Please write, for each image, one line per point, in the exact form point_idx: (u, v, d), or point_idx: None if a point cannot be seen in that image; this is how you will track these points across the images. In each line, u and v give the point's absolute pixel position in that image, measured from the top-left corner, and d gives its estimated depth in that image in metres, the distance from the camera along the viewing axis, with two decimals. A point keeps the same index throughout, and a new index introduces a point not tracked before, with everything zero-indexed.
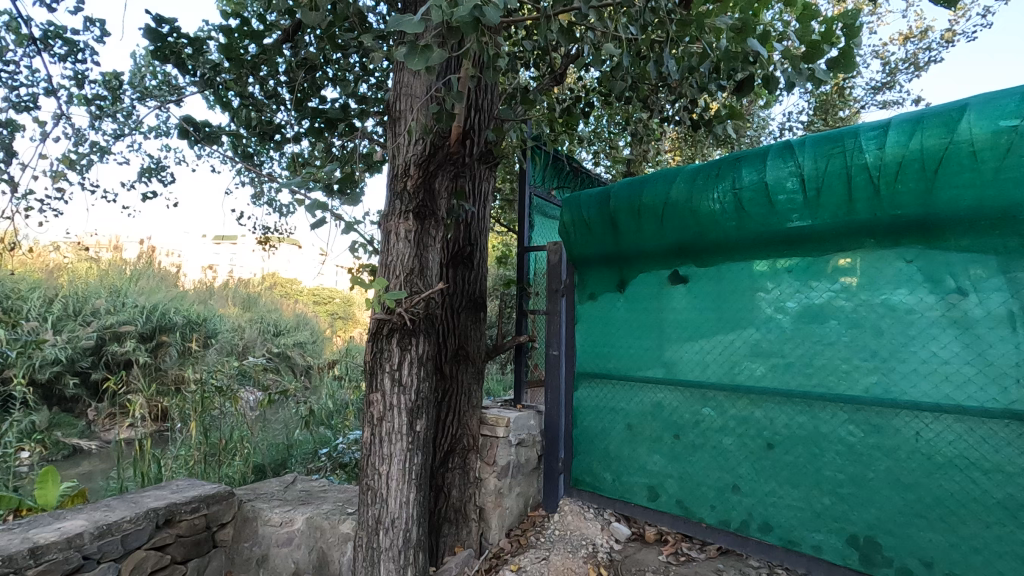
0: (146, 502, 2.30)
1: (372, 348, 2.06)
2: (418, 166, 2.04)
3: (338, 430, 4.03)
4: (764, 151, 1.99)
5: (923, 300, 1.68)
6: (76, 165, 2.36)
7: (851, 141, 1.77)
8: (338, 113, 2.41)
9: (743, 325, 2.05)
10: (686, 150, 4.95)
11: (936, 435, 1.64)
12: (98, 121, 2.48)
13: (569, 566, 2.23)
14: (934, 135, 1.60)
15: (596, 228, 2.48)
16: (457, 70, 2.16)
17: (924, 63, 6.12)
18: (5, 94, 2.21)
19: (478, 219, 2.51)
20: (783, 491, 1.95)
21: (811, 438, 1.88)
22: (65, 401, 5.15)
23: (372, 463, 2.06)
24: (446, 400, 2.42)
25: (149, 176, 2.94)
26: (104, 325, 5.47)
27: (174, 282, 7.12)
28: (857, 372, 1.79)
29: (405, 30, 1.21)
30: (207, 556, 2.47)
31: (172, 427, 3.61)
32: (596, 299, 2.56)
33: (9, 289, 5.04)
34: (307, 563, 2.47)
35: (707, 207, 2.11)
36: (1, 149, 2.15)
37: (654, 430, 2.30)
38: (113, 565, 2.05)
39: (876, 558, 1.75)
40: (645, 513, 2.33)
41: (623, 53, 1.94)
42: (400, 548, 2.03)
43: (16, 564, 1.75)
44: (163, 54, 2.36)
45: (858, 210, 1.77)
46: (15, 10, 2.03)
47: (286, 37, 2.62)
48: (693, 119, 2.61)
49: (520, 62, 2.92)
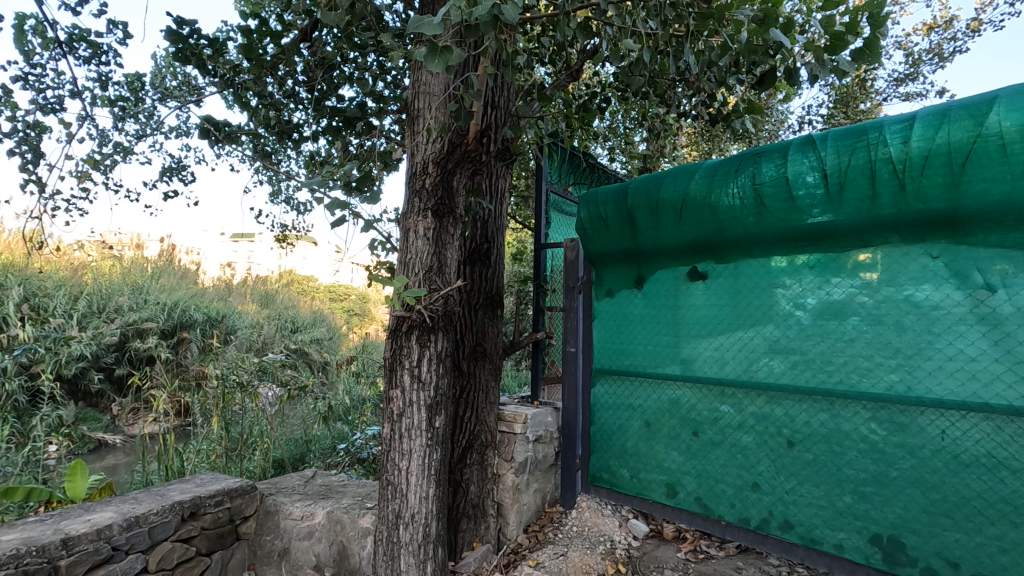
0: (171, 495, 2.35)
1: (392, 346, 2.08)
2: (437, 163, 2.04)
3: (356, 425, 4.09)
4: (785, 145, 1.96)
5: (950, 296, 1.64)
6: (100, 165, 2.41)
7: (874, 134, 1.74)
8: (356, 113, 2.46)
9: (762, 321, 2.04)
10: (703, 143, 4.88)
11: (963, 433, 1.61)
12: (122, 121, 2.53)
13: (588, 563, 2.23)
14: (962, 128, 1.57)
15: (613, 224, 2.47)
16: (475, 68, 2.14)
17: (950, 54, 5.94)
18: (33, 97, 2.26)
19: (495, 216, 2.52)
20: (804, 490, 1.93)
21: (832, 437, 1.86)
22: (91, 395, 5.29)
23: (392, 458, 2.08)
24: (464, 396, 2.44)
25: (170, 176, 2.99)
26: (127, 321, 5.60)
27: (194, 279, 7.23)
28: (880, 369, 1.77)
29: (424, 31, 1.21)
30: (230, 548, 2.52)
31: (194, 422, 3.68)
32: (613, 296, 2.55)
33: (35, 287, 5.16)
34: (328, 557, 2.49)
35: (726, 202, 2.10)
36: (30, 151, 2.20)
37: (672, 427, 2.29)
38: (141, 557, 2.11)
39: (900, 557, 1.73)
40: (663, 510, 2.33)
41: (642, 49, 1.91)
42: (420, 542, 2.04)
43: (49, 554, 1.81)
44: (184, 55, 2.40)
45: (882, 205, 1.74)
46: (41, 13, 2.06)
47: (302, 36, 2.60)
48: (711, 113, 2.60)
49: (536, 59, 2.94)
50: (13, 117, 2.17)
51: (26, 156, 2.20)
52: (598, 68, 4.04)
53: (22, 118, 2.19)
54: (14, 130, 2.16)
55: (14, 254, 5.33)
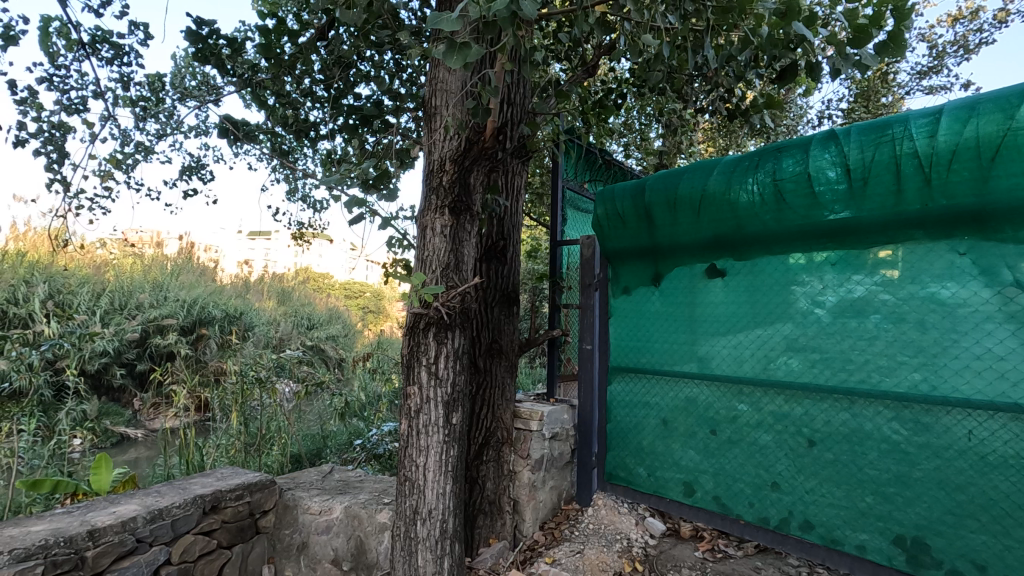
0: (193, 489, 2.39)
1: (410, 342, 2.09)
2: (454, 161, 2.05)
3: (371, 421, 4.12)
4: (807, 140, 1.93)
5: (977, 293, 1.61)
6: (122, 165, 2.46)
7: (899, 128, 1.70)
8: (373, 110, 2.48)
9: (780, 319, 2.02)
10: (719, 138, 4.82)
11: (990, 434, 1.58)
12: (143, 121, 2.58)
13: (604, 561, 2.22)
14: (991, 122, 1.54)
15: (630, 221, 2.45)
16: (492, 65, 2.15)
17: (975, 46, 5.79)
18: (57, 98, 2.31)
19: (511, 213, 2.53)
20: (825, 490, 1.91)
21: (854, 437, 1.84)
22: (114, 391, 5.40)
23: (409, 454, 2.09)
24: (480, 393, 2.44)
25: (189, 175, 3.04)
26: (148, 318, 5.69)
27: (211, 277, 7.35)
28: (902, 368, 1.74)
29: (444, 28, 1.21)
30: (250, 541, 2.56)
31: (213, 417, 3.72)
32: (630, 293, 2.53)
33: (60, 284, 5.28)
34: (345, 551, 2.52)
35: (745, 198, 2.07)
36: (56, 150, 2.25)
37: (689, 425, 2.27)
38: (164, 549, 2.15)
39: (924, 559, 1.70)
40: (680, 509, 2.31)
41: (661, 44, 1.87)
42: (437, 539, 2.05)
43: (76, 545, 1.86)
44: (204, 55, 2.43)
45: (907, 201, 1.71)
46: (65, 15, 2.10)
47: (319, 35, 2.61)
48: (729, 109, 2.58)
49: (552, 55, 2.93)
50: (38, 117, 2.22)
51: (51, 156, 2.25)
52: (613, 64, 4.01)
53: (47, 119, 2.24)
54: (39, 130, 2.21)
55: (39, 252, 5.47)
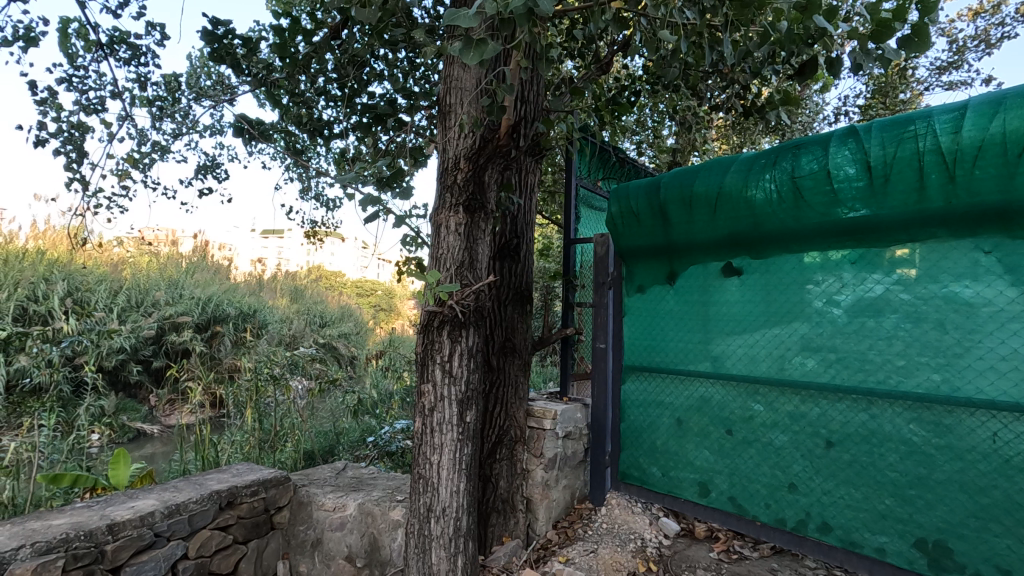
0: (209, 485, 2.42)
1: (424, 340, 2.09)
2: (468, 158, 2.03)
3: (383, 419, 4.13)
4: (826, 137, 1.90)
5: (1002, 293, 1.58)
6: (139, 164, 2.49)
7: (922, 124, 1.67)
8: (387, 108, 2.48)
9: (797, 318, 1.99)
10: (734, 135, 4.76)
11: (1016, 436, 1.55)
12: (159, 121, 2.61)
13: (618, 560, 2.21)
14: (1018, 117, 1.50)
15: (644, 219, 2.43)
16: (507, 62, 2.15)
17: (997, 40, 5.68)
18: (77, 98, 2.34)
19: (525, 212, 2.52)
20: (843, 492, 1.88)
21: (872, 438, 1.81)
22: (131, 387, 5.48)
23: (423, 452, 2.09)
24: (494, 391, 2.45)
25: (205, 173, 3.07)
26: (164, 316, 5.77)
27: (225, 275, 7.43)
28: (922, 369, 1.71)
29: (461, 25, 1.21)
30: (266, 537, 2.58)
31: (227, 413, 3.76)
32: (644, 292, 2.51)
33: (78, 282, 5.36)
34: (359, 548, 2.53)
35: (762, 196, 2.04)
36: (75, 150, 2.28)
37: (703, 425, 2.25)
38: (182, 543, 2.17)
39: (946, 563, 1.66)
40: (694, 509, 2.29)
41: (679, 39, 1.83)
42: (451, 536, 2.06)
43: (96, 539, 1.89)
44: (220, 55, 2.46)
45: (930, 197, 1.67)
46: (84, 17, 2.14)
47: (333, 35, 2.62)
48: (745, 106, 2.55)
49: (565, 52, 2.91)
50: (58, 118, 2.26)
51: (70, 155, 2.28)
52: (626, 62, 3.98)
53: (66, 119, 2.27)
54: (59, 130, 2.25)
55: (59, 250, 5.56)
